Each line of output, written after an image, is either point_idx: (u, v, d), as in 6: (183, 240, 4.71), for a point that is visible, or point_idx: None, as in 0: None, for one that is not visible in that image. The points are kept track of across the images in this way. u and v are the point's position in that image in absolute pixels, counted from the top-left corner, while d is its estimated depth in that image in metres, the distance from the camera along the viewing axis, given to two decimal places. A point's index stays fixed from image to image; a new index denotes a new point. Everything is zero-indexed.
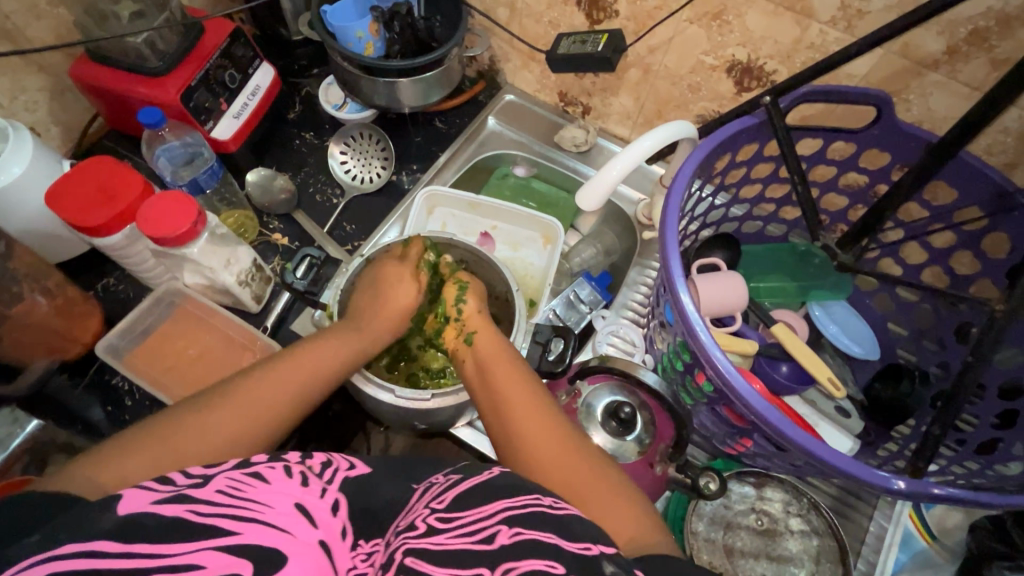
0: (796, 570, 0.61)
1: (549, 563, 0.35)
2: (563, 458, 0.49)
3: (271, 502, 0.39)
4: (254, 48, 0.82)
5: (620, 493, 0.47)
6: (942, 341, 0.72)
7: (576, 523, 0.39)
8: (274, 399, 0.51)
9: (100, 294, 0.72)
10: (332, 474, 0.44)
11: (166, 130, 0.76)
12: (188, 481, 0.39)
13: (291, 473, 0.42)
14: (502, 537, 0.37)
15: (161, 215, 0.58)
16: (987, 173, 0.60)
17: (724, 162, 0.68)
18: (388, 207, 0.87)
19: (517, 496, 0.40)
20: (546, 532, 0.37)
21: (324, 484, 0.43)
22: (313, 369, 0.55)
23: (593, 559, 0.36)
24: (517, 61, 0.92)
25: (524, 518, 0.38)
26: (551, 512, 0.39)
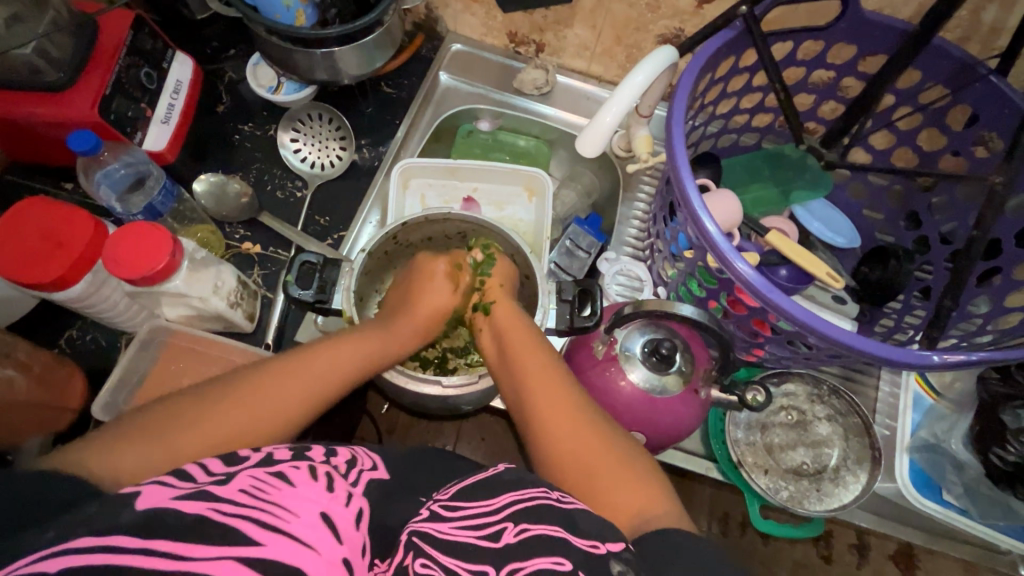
0: (829, 450, 0.67)
1: (555, 560, 0.35)
2: (572, 438, 0.50)
3: (297, 510, 0.35)
4: (162, 37, 0.70)
5: (623, 469, 0.48)
6: (915, 217, 0.78)
7: (582, 520, 0.39)
8: (283, 405, 0.49)
9: (68, 349, 0.65)
10: (358, 474, 0.42)
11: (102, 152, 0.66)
12: (210, 478, 0.36)
13: (317, 476, 0.38)
14: (508, 535, 0.37)
15: (134, 252, 0.51)
16: (950, 50, 0.63)
17: (703, 83, 0.67)
18: (359, 190, 0.81)
19: (522, 490, 0.41)
20: (553, 526, 0.38)
21: (348, 487, 0.40)
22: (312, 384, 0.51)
23: (601, 558, 0.36)
24: (457, 5, 0.84)
25: (531, 514, 0.39)
26: (557, 506, 0.40)
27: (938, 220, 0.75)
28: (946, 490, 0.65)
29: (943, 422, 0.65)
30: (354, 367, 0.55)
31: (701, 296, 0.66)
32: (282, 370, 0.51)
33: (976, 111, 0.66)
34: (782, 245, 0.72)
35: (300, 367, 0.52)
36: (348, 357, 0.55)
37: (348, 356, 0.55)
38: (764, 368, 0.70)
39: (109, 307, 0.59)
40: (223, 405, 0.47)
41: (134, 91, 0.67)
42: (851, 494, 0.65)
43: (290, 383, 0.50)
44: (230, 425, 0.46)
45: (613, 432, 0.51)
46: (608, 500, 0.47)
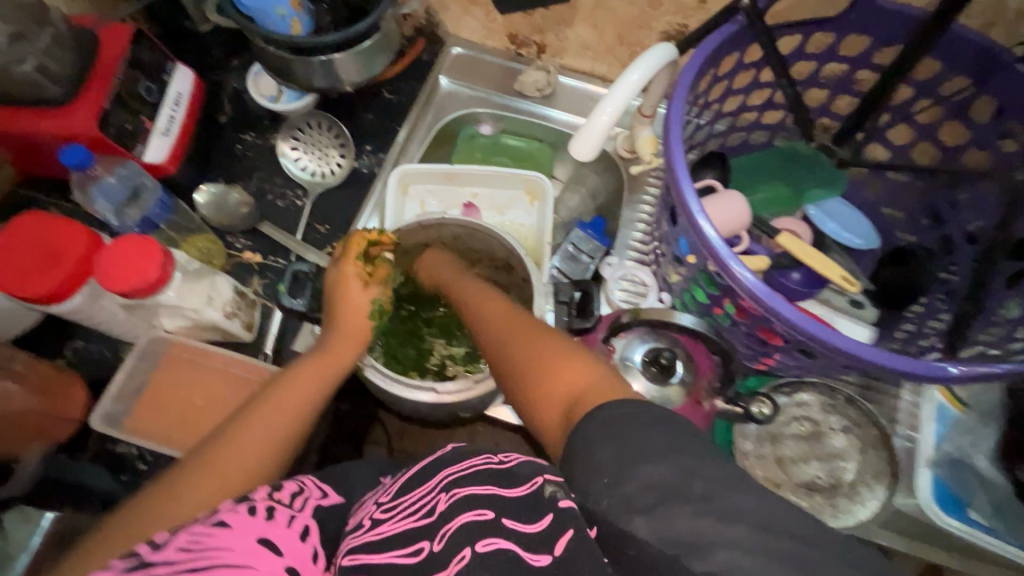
0: (845, 463, 0.64)
1: (477, 511, 0.35)
2: (571, 404, 0.43)
3: (233, 544, 0.35)
4: (162, 50, 0.71)
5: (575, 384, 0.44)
6: (938, 215, 0.73)
7: (518, 468, 0.37)
8: (266, 435, 0.47)
9: (72, 360, 0.66)
10: (302, 503, 0.41)
11: (96, 167, 0.67)
12: (148, 547, 0.35)
13: (255, 509, 0.38)
14: (441, 504, 0.36)
15: (124, 265, 0.51)
16: (971, 37, 0.59)
17: (706, 81, 0.64)
18: (359, 197, 0.80)
19: (464, 455, 0.40)
20: (483, 484, 0.37)
21: (292, 512, 0.40)
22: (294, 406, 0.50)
23: (534, 491, 0.35)
24: (456, 7, 0.85)
25: (463, 477, 0.37)
26: (498, 467, 0.38)
27: (963, 219, 0.70)
28: (972, 508, 0.62)
29: (971, 436, 0.63)
30: (312, 405, 0.51)
31: (705, 303, 0.63)
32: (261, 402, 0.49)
33: (1002, 102, 0.61)
34: (794, 247, 0.69)
35: (272, 398, 0.49)
36: (303, 400, 0.50)
37: (301, 400, 0.50)
38: (777, 376, 0.67)
39: (107, 318, 0.60)
40: (213, 452, 0.45)
41: (135, 103, 0.68)
42: (869, 511, 0.62)
43: (249, 441, 0.46)
44: (226, 469, 0.44)
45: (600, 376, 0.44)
46: (556, 405, 0.44)
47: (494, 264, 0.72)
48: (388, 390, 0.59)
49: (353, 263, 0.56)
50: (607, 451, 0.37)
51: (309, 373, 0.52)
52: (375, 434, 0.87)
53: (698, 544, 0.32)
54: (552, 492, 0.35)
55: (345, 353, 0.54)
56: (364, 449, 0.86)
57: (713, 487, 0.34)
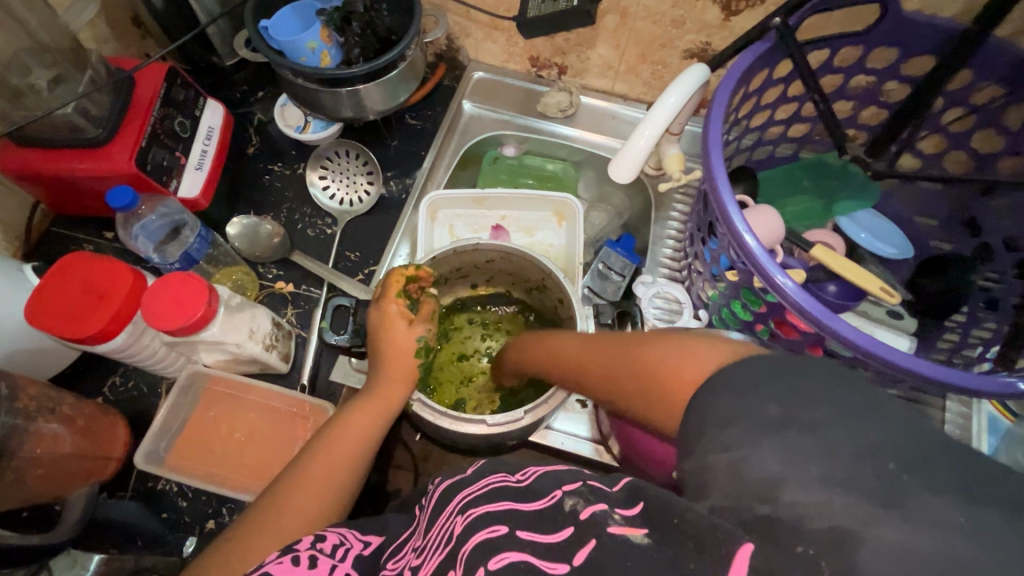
0: None
1: (491, 528, 0.34)
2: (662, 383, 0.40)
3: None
4: (194, 87, 0.72)
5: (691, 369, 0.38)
6: (975, 223, 0.72)
7: (537, 482, 0.36)
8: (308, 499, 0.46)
9: (111, 397, 0.65)
10: (344, 552, 0.42)
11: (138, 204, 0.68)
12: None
13: (299, 560, 0.40)
14: (458, 523, 0.36)
15: (170, 303, 0.51)
16: (1004, 46, 0.59)
17: (738, 97, 0.64)
18: (387, 223, 0.80)
19: (483, 477, 0.39)
20: (501, 501, 0.36)
21: (334, 561, 0.41)
22: (336, 462, 0.49)
23: (556, 505, 0.34)
24: (477, 34, 0.84)
25: (487, 497, 0.37)
26: (516, 484, 0.37)
27: (1001, 225, 0.69)
28: None
29: None
30: (368, 449, 0.51)
31: (747, 320, 0.63)
32: (303, 462, 0.49)
33: None
34: (830, 261, 0.68)
35: (315, 459, 0.49)
36: (357, 443, 0.50)
37: (355, 445, 0.50)
38: None
39: (149, 355, 0.60)
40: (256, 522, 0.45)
41: (169, 140, 0.68)
42: None
43: (308, 486, 0.47)
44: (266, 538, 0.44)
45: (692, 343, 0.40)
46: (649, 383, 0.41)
47: (528, 285, 0.71)
48: (436, 420, 0.58)
49: (395, 302, 0.56)
50: (729, 401, 0.33)
51: (363, 418, 0.52)
52: (399, 456, 0.86)
53: (776, 483, 0.29)
54: (573, 505, 0.34)
55: (394, 395, 0.54)
56: (391, 473, 0.85)
57: (821, 427, 0.30)
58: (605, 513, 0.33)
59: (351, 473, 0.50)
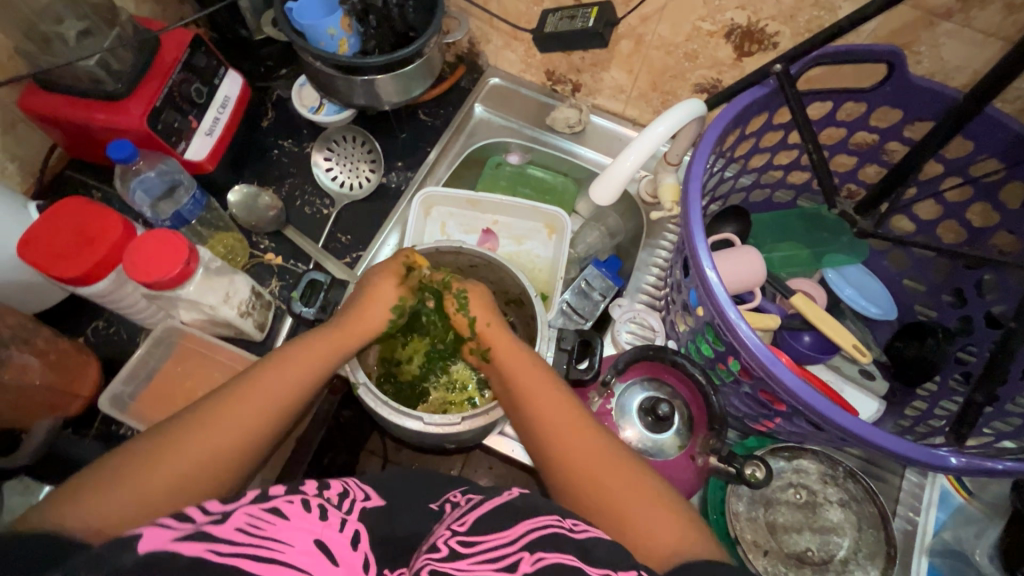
0: (839, 539, 0.61)
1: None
2: (608, 490, 0.48)
3: (292, 540, 0.36)
4: (216, 56, 0.75)
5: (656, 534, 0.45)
6: (961, 294, 0.72)
7: (598, 548, 0.39)
8: (246, 420, 0.48)
9: (92, 339, 0.68)
10: (351, 505, 0.43)
11: (139, 161, 0.71)
12: (208, 518, 0.36)
13: (310, 506, 0.40)
14: (525, 565, 0.37)
15: (151, 256, 0.54)
16: (1006, 122, 0.59)
17: (733, 137, 0.65)
18: (382, 212, 0.82)
19: (535, 518, 0.40)
20: (569, 555, 0.37)
21: (342, 514, 0.41)
22: (277, 387, 0.50)
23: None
24: (498, 41, 0.86)
25: (545, 543, 0.38)
26: (570, 534, 0.40)
27: (987, 300, 0.68)
28: None
29: (973, 528, 0.59)
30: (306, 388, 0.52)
31: (710, 357, 0.63)
32: (248, 381, 0.50)
33: None
34: (807, 309, 0.68)
35: (269, 375, 0.51)
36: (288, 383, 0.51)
37: (294, 380, 0.51)
38: (777, 439, 0.66)
39: (128, 304, 0.63)
40: (188, 429, 0.47)
41: (183, 104, 0.71)
42: None
43: (250, 403, 0.49)
44: (192, 450, 0.46)
45: (637, 467, 0.49)
46: (600, 483, 0.48)
47: (506, 297, 0.71)
48: (380, 408, 0.57)
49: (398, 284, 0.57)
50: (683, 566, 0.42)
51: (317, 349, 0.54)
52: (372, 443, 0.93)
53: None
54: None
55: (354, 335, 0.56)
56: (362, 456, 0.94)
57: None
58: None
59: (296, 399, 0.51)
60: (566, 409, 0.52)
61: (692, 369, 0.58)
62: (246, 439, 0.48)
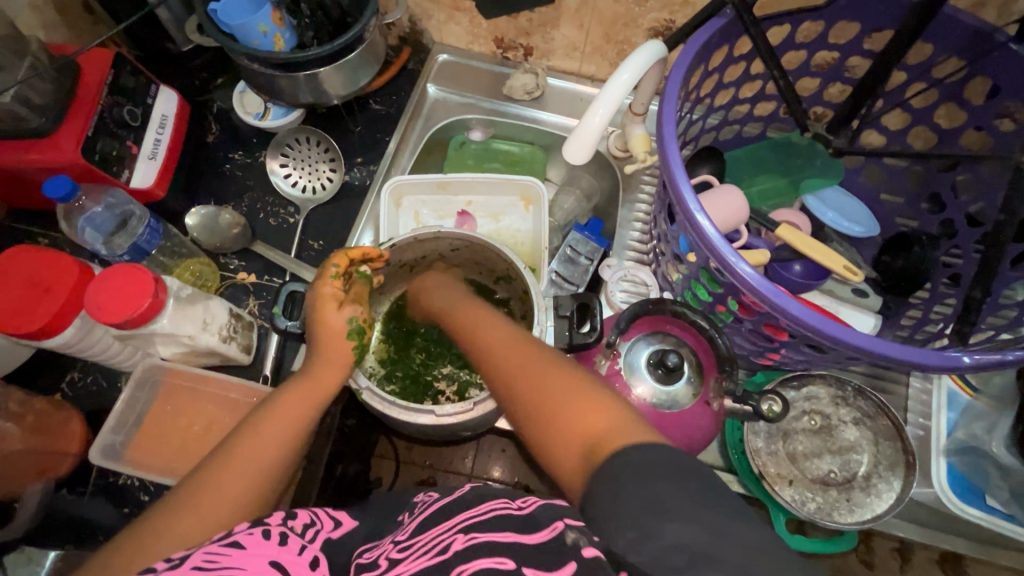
0: (859, 456, 0.63)
1: (496, 559, 0.32)
2: (551, 408, 0.42)
3: (246, 565, 0.35)
4: (145, 73, 0.70)
5: (595, 427, 0.39)
6: (939, 199, 0.72)
7: (538, 514, 0.34)
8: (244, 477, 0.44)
9: (69, 393, 0.65)
10: (314, 534, 0.40)
11: (83, 197, 0.66)
12: (165, 565, 0.35)
13: (270, 533, 0.38)
14: (456, 544, 0.34)
15: (114, 295, 0.50)
16: (961, 19, 0.59)
17: (697, 75, 0.64)
18: (351, 211, 0.79)
19: (481, 503, 0.36)
20: (502, 530, 0.34)
21: (304, 541, 0.39)
22: (268, 441, 0.46)
23: (555, 543, 0.32)
24: (440, 15, 0.82)
25: (480, 522, 0.34)
26: (515, 512, 0.35)
27: (964, 201, 0.69)
28: (989, 495, 0.60)
29: (983, 422, 0.60)
30: (297, 433, 0.48)
31: (708, 301, 0.62)
32: (238, 440, 0.46)
33: (996, 82, 0.61)
34: (793, 239, 0.68)
35: (261, 432, 0.47)
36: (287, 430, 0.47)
37: (283, 431, 0.47)
38: (784, 371, 0.66)
39: (102, 350, 0.59)
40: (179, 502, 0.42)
41: (119, 129, 0.67)
42: (885, 503, 0.60)
43: (245, 461, 0.45)
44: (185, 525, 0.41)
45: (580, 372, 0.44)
46: (547, 403, 0.42)
47: (494, 275, 0.70)
48: (386, 411, 0.55)
49: (331, 284, 0.53)
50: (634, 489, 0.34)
51: (299, 400, 0.49)
52: (381, 447, 0.86)
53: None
54: (576, 540, 0.32)
55: (329, 379, 0.51)
56: (373, 463, 0.86)
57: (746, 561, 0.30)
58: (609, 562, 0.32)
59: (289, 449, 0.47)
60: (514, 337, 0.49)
61: (694, 317, 0.57)
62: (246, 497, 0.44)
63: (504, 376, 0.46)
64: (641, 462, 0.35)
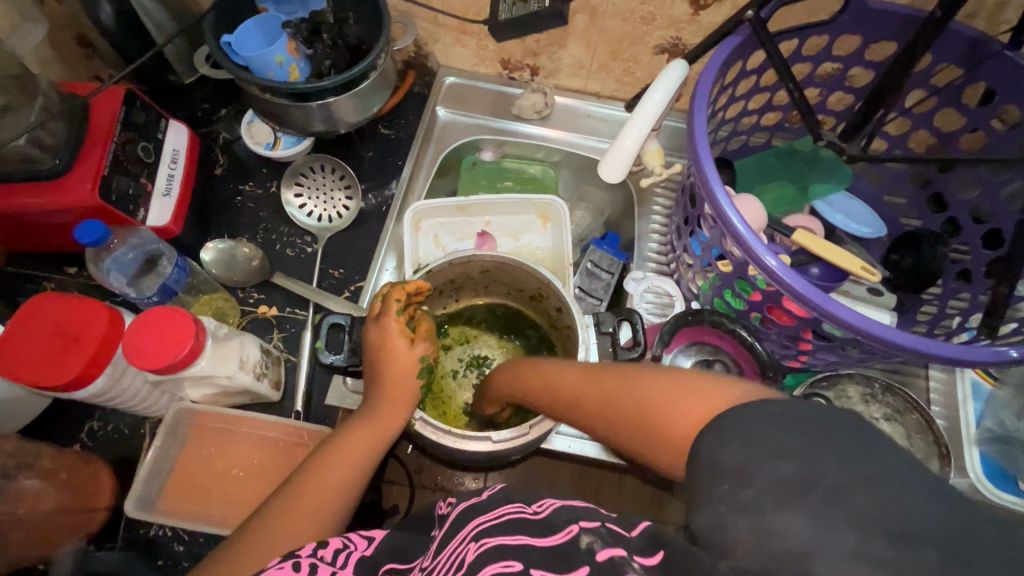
0: (894, 451, 0.64)
1: (505, 563, 0.34)
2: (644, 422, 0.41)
3: None
4: (155, 108, 0.69)
5: (694, 417, 0.38)
6: (942, 198, 0.76)
7: (555, 516, 0.36)
8: (303, 520, 0.45)
9: (89, 443, 0.61)
10: (345, 558, 0.41)
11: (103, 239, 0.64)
12: None
13: (298, 566, 0.39)
14: (470, 551, 0.35)
15: (154, 340, 0.49)
16: (959, 29, 0.62)
17: (714, 90, 0.66)
18: (369, 238, 0.78)
19: (491, 508, 0.38)
20: (513, 534, 0.35)
21: (334, 569, 0.40)
22: (325, 485, 0.47)
23: (572, 540, 0.34)
24: (446, 39, 0.83)
25: (500, 528, 0.36)
26: (531, 517, 0.36)
27: (967, 199, 0.73)
28: (1021, 480, 0.62)
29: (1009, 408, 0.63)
30: (355, 474, 0.48)
31: (740, 309, 0.63)
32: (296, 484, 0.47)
33: (993, 86, 0.64)
34: (810, 244, 0.70)
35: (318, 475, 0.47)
36: (351, 471, 0.48)
37: (341, 473, 0.47)
38: (813, 372, 0.68)
39: (131, 396, 0.57)
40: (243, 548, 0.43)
41: (133, 166, 0.65)
42: None
43: (304, 504, 0.45)
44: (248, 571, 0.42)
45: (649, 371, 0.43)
46: (631, 420, 0.42)
47: (524, 295, 0.70)
48: (437, 440, 0.55)
49: (396, 320, 0.52)
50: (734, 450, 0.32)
51: (357, 442, 0.49)
52: (392, 472, 0.81)
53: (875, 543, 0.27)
54: (590, 544, 0.33)
55: (395, 419, 0.51)
56: (385, 490, 0.80)
57: (843, 485, 0.29)
58: (624, 559, 0.33)
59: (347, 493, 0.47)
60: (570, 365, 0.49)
61: (732, 326, 0.58)
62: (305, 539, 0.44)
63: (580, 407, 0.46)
64: (752, 419, 0.33)
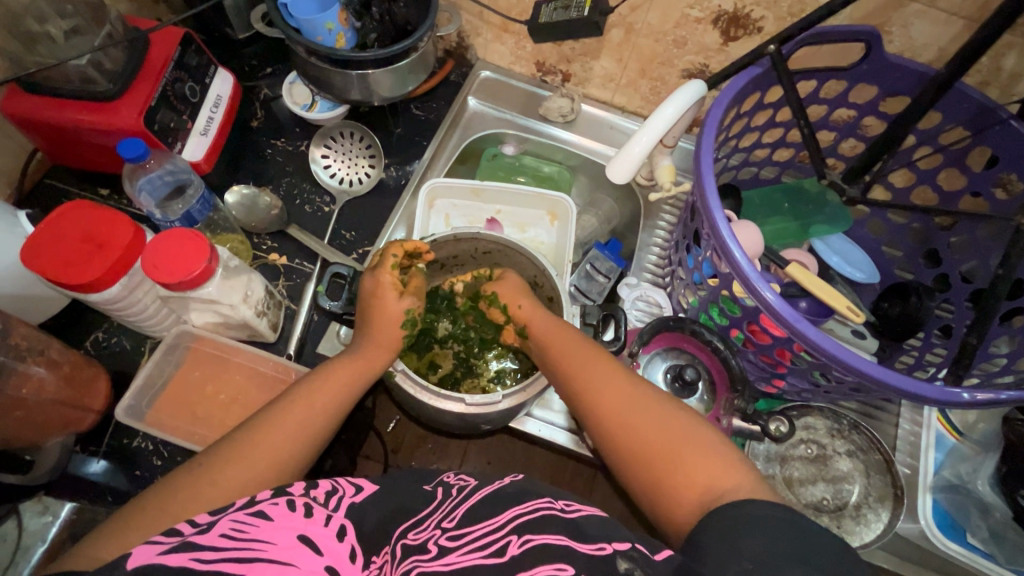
0: (849, 486, 0.66)
1: (556, 565, 0.34)
2: (649, 458, 0.46)
3: (274, 538, 0.36)
4: (207, 55, 0.74)
5: (699, 483, 0.43)
6: (936, 254, 0.78)
7: (587, 524, 0.37)
8: (274, 444, 0.47)
9: (93, 351, 0.65)
10: (337, 502, 0.41)
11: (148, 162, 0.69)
12: (195, 529, 0.36)
13: (295, 505, 0.39)
14: (513, 548, 0.36)
15: (170, 257, 0.53)
16: (969, 93, 0.65)
17: (729, 116, 0.69)
18: (385, 207, 0.82)
19: (524, 502, 0.39)
20: (556, 533, 0.36)
21: (328, 511, 0.40)
22: (311, 414, 0.50)
23: (606, 558, 0.34)
24: (488, 34, 0.87)
25: (534, 524, 0.37)
26: (561, 514, 0.38)
27: (960, 259, 0.75)
28: (970, 534, 0.64)
29: (966, 463, 0.65)
30: (336, 409, 0.52)
31: (723, 324, 0.66)
32: (281, 409, 0.50)
33: (997, 153, 0.67)
34: (803, 278, 0.71)
35: (301, 403, 0.50)
36: (335, 399, 0.52)
37: (324, 405, 0.51)
38: (784, 400, 0.70)
39: (140, 310, 0.61)
40: (226, 461, 0.45)
41: (178, 103, 0.70)
42: (873, 533, 0.64)
43: (283, 424, 0.49)
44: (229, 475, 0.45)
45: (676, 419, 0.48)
46: (638, 445, 0.47)
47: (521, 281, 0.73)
48: (415, 393, 0.58)
49: (390, 273, 0.56)
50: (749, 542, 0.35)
51: (341, 376, 0.53)
52: (370, 446, 0.83)
53: None
54: (628, 569, 0.34)
55: (377, 360, 0.55)
56: (359, 462, 0.82)
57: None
58: None
59: (323, 425, 0.51)
60: (612, 370, 0.52)
61: (710, 336, 0.61)
62: (282, 456, 0.47)
63: (598, 409, 0.51)
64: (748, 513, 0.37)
